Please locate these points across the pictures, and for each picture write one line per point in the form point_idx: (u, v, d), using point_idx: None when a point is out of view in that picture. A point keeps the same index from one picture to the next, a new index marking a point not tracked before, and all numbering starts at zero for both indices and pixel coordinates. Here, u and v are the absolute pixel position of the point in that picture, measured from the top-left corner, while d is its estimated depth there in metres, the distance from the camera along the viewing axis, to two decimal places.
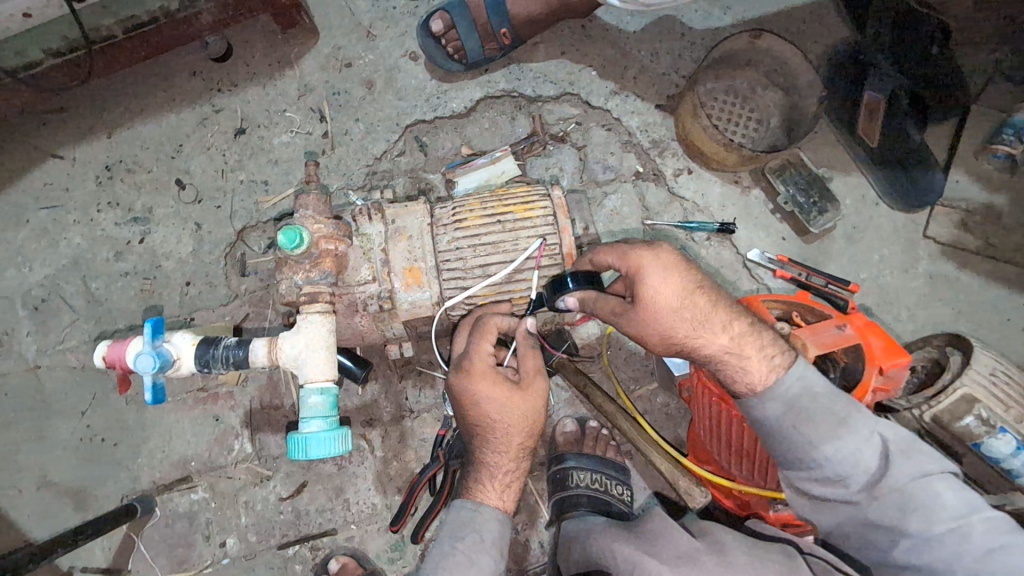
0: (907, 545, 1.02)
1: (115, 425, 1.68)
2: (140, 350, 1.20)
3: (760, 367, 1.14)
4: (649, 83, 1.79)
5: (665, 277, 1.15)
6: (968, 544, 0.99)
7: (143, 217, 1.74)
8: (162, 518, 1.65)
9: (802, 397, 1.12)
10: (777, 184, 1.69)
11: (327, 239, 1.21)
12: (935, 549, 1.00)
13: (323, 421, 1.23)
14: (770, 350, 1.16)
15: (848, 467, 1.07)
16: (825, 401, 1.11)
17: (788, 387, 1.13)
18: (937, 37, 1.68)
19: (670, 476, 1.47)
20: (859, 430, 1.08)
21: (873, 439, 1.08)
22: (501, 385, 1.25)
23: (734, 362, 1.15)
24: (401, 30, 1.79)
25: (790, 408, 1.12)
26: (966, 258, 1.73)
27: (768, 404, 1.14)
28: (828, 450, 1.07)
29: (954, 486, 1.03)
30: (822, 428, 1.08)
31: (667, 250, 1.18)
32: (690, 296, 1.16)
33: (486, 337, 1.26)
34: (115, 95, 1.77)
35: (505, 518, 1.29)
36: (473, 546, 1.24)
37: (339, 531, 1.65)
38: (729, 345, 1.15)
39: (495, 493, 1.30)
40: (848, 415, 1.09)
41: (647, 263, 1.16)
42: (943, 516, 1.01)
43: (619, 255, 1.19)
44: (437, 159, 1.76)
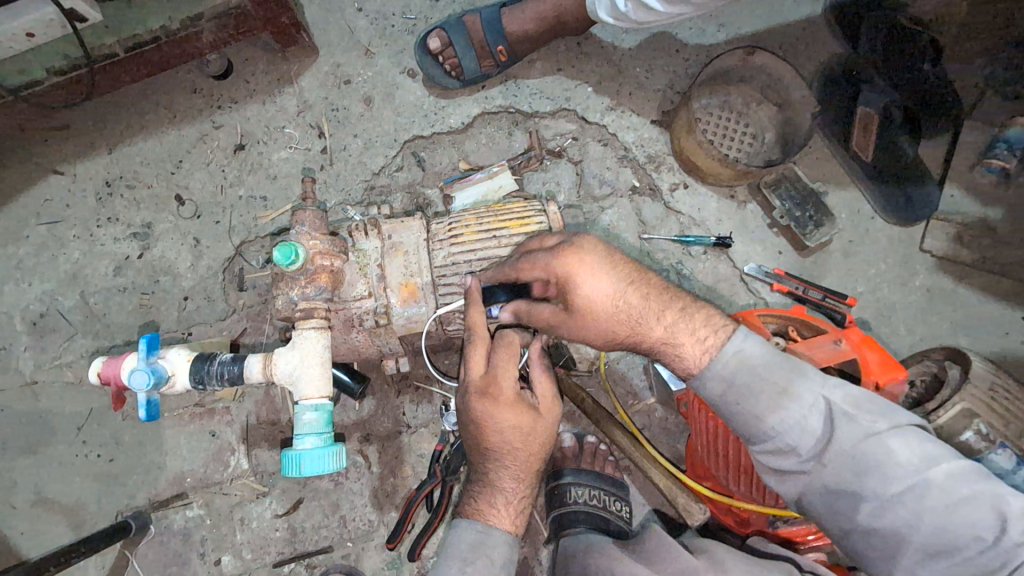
0: (868, 508, 0.98)
1: (111, 441, 1.67)
2: (135, 367, 1.20)
3: (694, 351, 1.15)
4: (645, 99, 1.80)
5: (597, 280, 1.16)
6: (925, 501, 0.94)
7: (142, 232, 1.75)
8: (157, 536, 1.64)
9: (739, 371, 1.11)
10: (773, 198, 1.71)
11: (323, 254, 1.21)
12: (893, 509, 0.96)
13: (317, 437, 1.22)
14: (702, 331, 1.16)
15: (797, 434, 1.05)
16: (762, 373, 1.09)
17: (723, 365, 1.12)
18: (928, 52, 1.75)
19: (669, 491, 1.48)
20: (802, 397, 1.06)
21: (817, 403, 1.05)
22: (524, 411, 1.25)
23: (671, 352, 1.17)
24: (399, 47, 1.82)
25: (730, 385, 1.11)
26: (962, 271, 1.73)
27: (709, 383, 1.14)
28: (773, 421, 1.06)
29: (907, 440, 0.98)
30: (763, 401, 1.07)
31: (588, 249, 1.18)
32: (621, 298, 1.17)
33: (511, 359, 1.25)
34: (117, 112, 1.79)
35: (515, 541, 1.27)
36: (485, 568, 1.21)
37: (335, 548, 1.64)
38: (665, 335, 1.17)
39: (506, 515, 1.28)
40: (791, 383, 1.07)
41: (574, 261, 1.16)
42: (897, 474, 0.96)
43: (542, 266, 1.18)
44: (435, 175, 1.77)
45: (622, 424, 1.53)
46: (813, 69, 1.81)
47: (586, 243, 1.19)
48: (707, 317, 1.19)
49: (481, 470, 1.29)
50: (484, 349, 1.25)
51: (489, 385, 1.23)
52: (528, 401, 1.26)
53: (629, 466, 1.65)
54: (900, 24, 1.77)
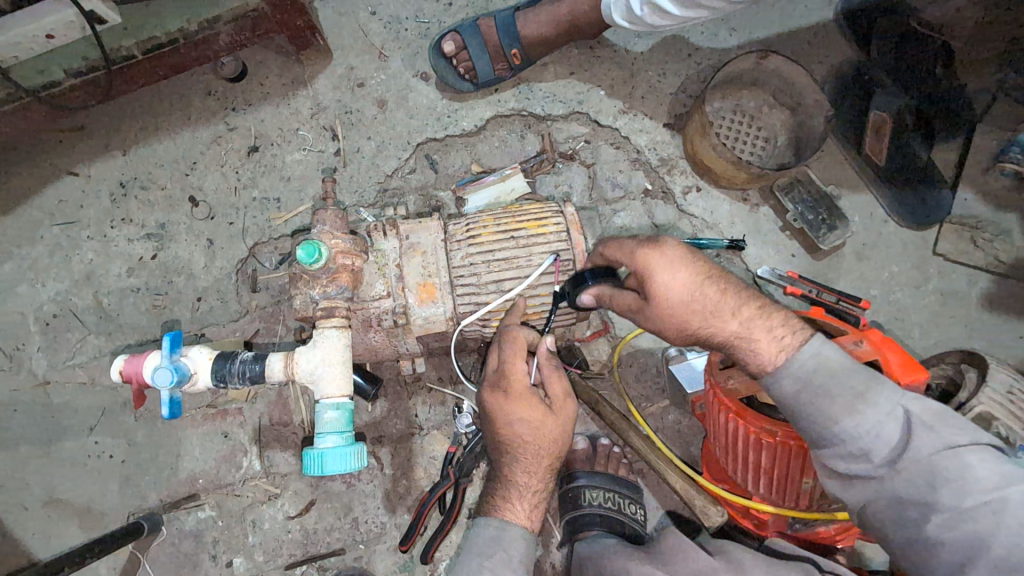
0: (939, 521, 0.98)
1: (123, 442, 1.67)
2: (159, 364, 1.20)
3: (769, 348, 1.14)
4: (658, 102, 1.81)
5: (670, 273, 1.17)
6: (1005, 518, 0.93)
7: (156, 233, 1.75)
8: (169, 537, 1.63)
9: (816, 372, 1.10)
10: (786, 201, 1.71)
11: (344, 254, 1.21)
12: (968, 523, 0.95)
13: (338, 436, 1.22)
14: (779, 329, 1.15)
15: (870, 440, 1.05)
16: (841, 379, 1.09)
17: (800, 364, 1.11)
18: (940, 58, 1.76)
19: (684, 494, 1.44)
20: (879, 404, 1.06)
21: (894, 411, 1.05)
22: (536, 405, 1.27)
23: (744, 347, 1.16)
24: (412, 51, 1.83)
25: (805, 385, 1.11)
26: (976, 275, 1.73)
27: (783, 381, 1.13)
28: (848, 423, 1.06)
29: (989, 458, 0.98)
30: (839, 403, 1.07)
31: (669, 245, 1.18)
32: (699, 287, 1.17)
33: (517, 353, 1.27)
34: (132, 114, 1.80)
35: (532, 537, 1.27)
36: (502, 564, 1.21)
37: (347, 550, 1.64)
38: (739, 330, 1.17)
39: (524, 512, 1.28)
40: (869, 390, 1.07)
41: (654, 257, 1.18)
42: (975, 489, 0.96)
43: (627, 253, 1.21)
44: (448, 177, 1.78)
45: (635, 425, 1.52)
46: (824, 73, 1.81)
47: (671, 240, 1.19)
48: (783, 318, 1.17)
49: (499, 467, 1.32)
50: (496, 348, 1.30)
51: (500, 378, 1.28)
52: (541, 397, 1.28)
53: (643, 469, 1.65)
54: (911, 27, 1.78)
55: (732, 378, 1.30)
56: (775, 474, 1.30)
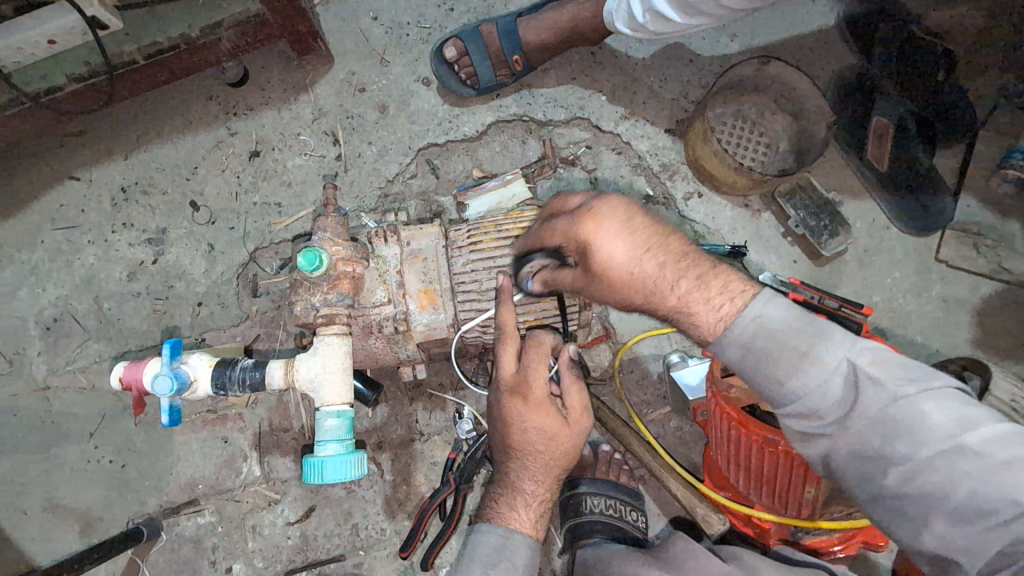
0: (898, 474, 0.92)
1: (123, 447, 1.66)
2: (158, 372, 1.19)
3: (708, 318, 1.07)
4: (660, 108, 1.81)
5: (609, 247, 1.06)
6: (962, 466, 0.88)
7: (157, 238, 1.75)
8: (169, 543, 1.63)
9: (757, 338, 1.03)
10: (788, 207, 1.71)
11: (344, 261, 1.21)
12: (925, 475, 0.90)
13: (339, 444, 1.22)
14: (717, 297, 1.08)
15: (819, 396, 0.99)
16: (781, 339, 1.01)
17: (741, 331, 1.04)
18: (943, 64, 1.75)
19: (687, 502, 1.44)
20: (825, 362, 0.99)
21: (841, 366, 0.99)
22: (551, 415, 1.25)
23: (683, 320, 1.10)
24: (413, 56, 1.83)
25: (747, 351, 1.04)
26: (978, 281, 1.73)
27: (726, 349, 1.06)
28: (795, 384, 1.00)
29: (943, 403, 0.91)
30: (783, 366, 1.00)
31: (607, 214, 1.07)
32: (638, 259, 1.07)
33: (540, 361, 1.24)
34: (133, 119, 1.80)
35: (537, 544, 1.27)
36: (508, 572, 1.21)
37: (347, 556, 1.63)
38: (677, 305, 1.09)
39: (529, 521, 1.27)
40: (814, 347, 1.00)
41: (593, 227, 1.06)
42: (931, 440, 0.90)
43: (562, 232, 1.11)
44: (448, 182, 1.78)
45: (636, 432, 1.53)
46: (826, 79, 1.81)
47: (606, 206, 1.08)
48: (723, 283, 1.09)
49: (505, 473, 1.32)
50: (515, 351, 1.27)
51: (520, 385, 1.25)
52: (556, 407, 1.26)
53: (644, 476, 1.65)
54: (914, 33, 1.77)
55: (734, 387, 1.30)
56: (778, 486, 1.30)
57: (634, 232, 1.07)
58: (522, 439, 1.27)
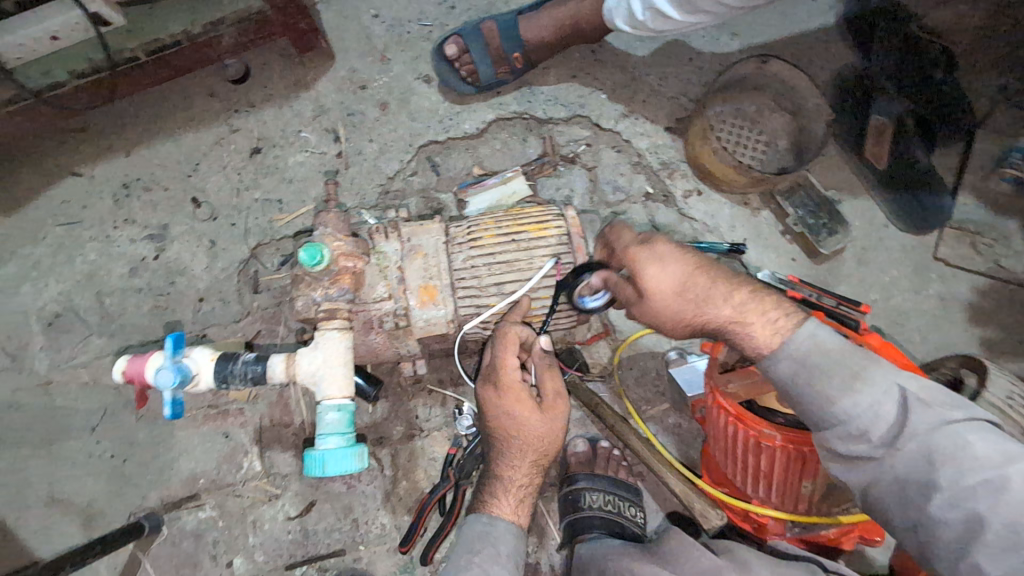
0: (941, 500, 0.95)
1: (125, 441, 1.67)
2: (161, 365, 1.20)
3: (764, 333, 1.18)
4: (659, 106, 1.81)
5: (660, 268, 1.24)
6: (1006, 497, 0.91)
7: (159, 234, 1.76)
8: (170, 537, 1.64)
9: (813, 353, 1.12)
10: (787, 205, 1.71)
11: (347, 256, 1.21)
12: (969, 502, 0.93)
13: (340, 437, 1.23)
14: (773, 313, 1.19)
15: (867, 419, 1.05)
16: (836, 358, 1.10)
17: (798, 345, 1.14)
18: (942, 61, 1.73)
19: (685, 498, 1.43)
20: (875, 383, 1.06)
21: (891, 389, 1.05)
22: (523, 401, 1.27)
23: (739, 331, 1.21)
24: (414, 53, 1.83)
25: (802, 365, 1.12)
26: (976, 280, 1.74)
27: (781, 363, 1.15)
28: (845, 403, 1.06)
29: (987, 436, 0.96)
30: (836, 382, 1.08)
31: (658, 243, 1.26)
32: (688, 278, 1.24)
33: (508, 350, 1.26)
34: (135, 115, 1.80)
35: (520, 531, 1.29)
36: (492, 559, 1.22)
37: (347, 551, 1.64)
38: (732, 315, 1.21)
39: (510, 508, 1.30)
40: (866, 368, 1.08)
41: (643, 255, 1.25)
42: (975, 467, 0.94)
43: (613, 254, 1.29)
44: (449, 179, 1.78)
45: (635, 427, 1.53)
46: (825, 79, 1.82)
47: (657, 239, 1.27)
48: (777, 302, 1.21)
49: (490, 463, 1.34)
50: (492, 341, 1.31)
51: (491, 373, 1.29)
52: (530, 393, 1.28)
53: (643, 472, 1.66)
54: (913, 34, 1.74)
55: (732, 382, 1.33)
56: (775, 479, 1.31)
57: (683, 257, 1.26)
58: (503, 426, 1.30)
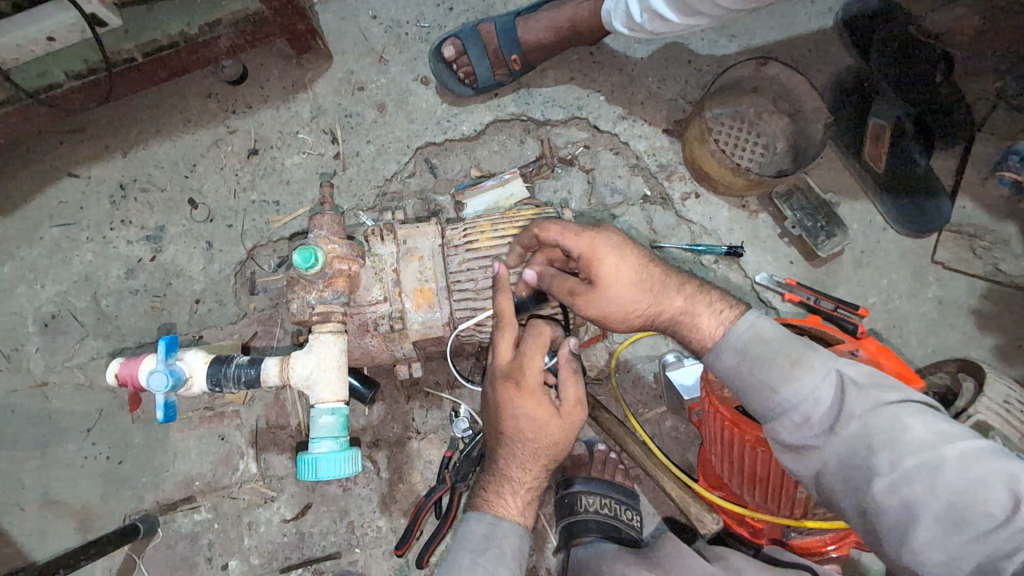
0: (881, 483, 0.95)
1: (120, 443, 1.67)
2: (154, 368, 1.20)
3: (711, 323, 1.21)
4: (657, 108, 1.81)
5: (616, 256, 1.20)
6: (942, 477, 0.91)
7: (156, 235, 1.76)
8: (165, 539, 1.63)
9: (753, 344, 1.14)
10: (785, 208, 1.71)
11: (341, 259, 1.21)
12: (907, 484, 0.93)
13: (333, 441, 1.22)
14: (718, 305, 1.23)
15: (808, 406, 1.06)
16: (776, 347, 1.12)
17: (738, 337, 1.16)
18: (940, 66, 1.76)
19: (680, 501, 1.44)
20: (814, 370, 1.08)
21: (830, 375, 1.07)
22: (544, 403, 1.25)
23: (688, 321, 1.23)
24: (412, 55, 1.83)
25: (744, 357, 1.14)
26: (975, 283, 1.73)
27: (723, 355, 1.17)
28: (788, 391, 1.07)
29: (926, 418, 0.97)
30: (776, 371, 1.09)
31: (610, 232, 1.23)
32: (644, 268, 1.23)
33: (537, 349, 1.23)
34: (132, 116, 1.80)
35: (525, 532, 1.26)
36: (495, 560, 1.20)
37: (343, 554, 1.63)
38: (683, 305, 1.23)
39: (516, 507, 1.27)
40: (804, 356, 1.09)
41: (594, 240, 1.20)
42: (912, 450, 0.94)
43: (571, 235, 1.20)
44: (446, 181, 1.78)
45: (633, 432, 1.53)
46: (824, 80, 1.80)
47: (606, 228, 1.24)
48: (719, 297, 1.26)
49: (495, 460, 1.31)
50: (511, 339, 1.26)
51: (513, 371, 1.24)
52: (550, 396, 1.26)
53: (639, 475, 1.66)
54: (911, 36, 1.78)
55: (727, 387, 1.32)
56: (771, 484, 1.30)
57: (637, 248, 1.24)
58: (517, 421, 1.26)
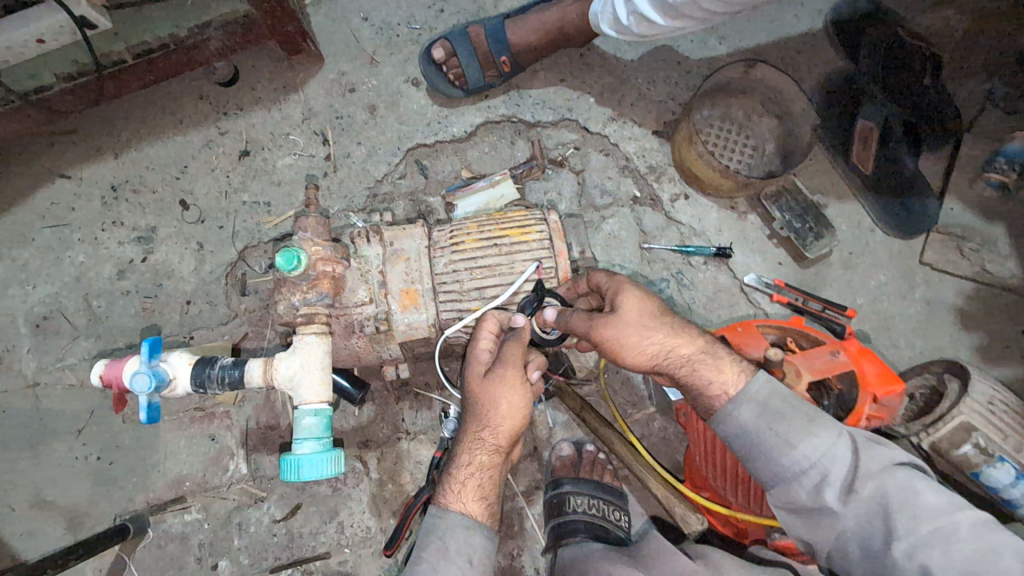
0: (901, 548, 0.94)
1: (111, 443, 1.68)
2: (138, 369, 1.20)
3: (732, 370, 1.18)
4: (648, 110, 1.82)
5: (641, 291, 1.24)
6: (958, 545, 0.92)
7: (147, 236, 1.76)
8: (155, 539, 1.64)
9: (771, 398, 1.13)
10: (773, 210, 1.72)
11: (325, 261, 1.21)
12: (927, 549, 0.92)
13: (315, 442, 1.23)
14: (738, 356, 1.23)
15: (825, 464, 1.04)
16: (792, 403, 1.12)
17: (757, 389, 1.14)
18: (929, 68, 1.77)
19: (666, 502, 1.48)
20: (830, 427, 1.07)
21: (845, 435, 1.07)
22: (484, 382, 1.25)
23: (708, 360, 1.20)
24: (404, 56, 1.84)
25: (762, 410, 1.12)
26: (963, 285, 1.74)
27: (742, 409, 1.14)
28: (805, 448, 1.06)
29: (936, 485, 0.98)
30: (795, 425, 1.08)
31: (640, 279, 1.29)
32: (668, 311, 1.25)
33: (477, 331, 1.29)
34: (123, 117, 1.81)
35: (472, 523, 1.22)
36: (438, 552, 1.19)
37: (332, 554, 1.64)
38: (704, 348, 1.22)
39: (455, 496, 1.25)
40: (819, 415, 1.10)
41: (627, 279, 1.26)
42: (928, 514, 0.95)
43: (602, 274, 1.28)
44: (437, 183, 1.79)
45: (620, 433, 1.54)
46: (813, 82, 1.81)
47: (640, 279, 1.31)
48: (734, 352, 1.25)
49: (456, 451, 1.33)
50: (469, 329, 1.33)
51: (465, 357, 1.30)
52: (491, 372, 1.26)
53: (628, 476, 1.66)
54: (901, 38, 1.78)
55: None
56: (753, 483, 1.31)
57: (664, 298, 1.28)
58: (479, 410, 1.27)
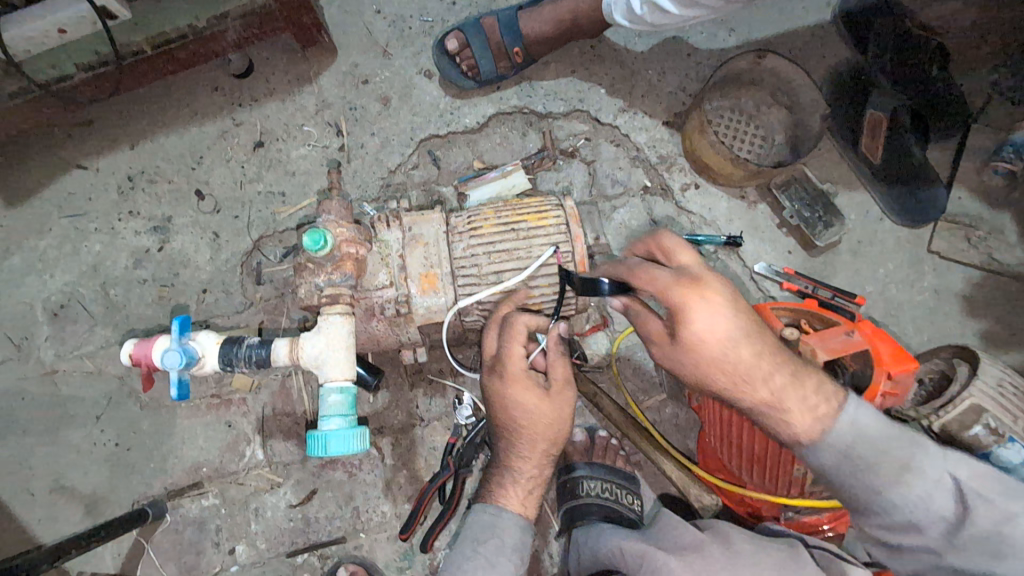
0: None
1: (129, 430, 1.70)
2: (168, 347, 1.23)
3: (804, 417, 1.13)
4: (658, 101, 1.84)
5: (711, 317, 1.08)
6: None
7: (163, 226, 1.78)
8: (173, 524, 1.66)
9: (856, 443, 1.12)
10: (783, 199, 1.74)
11: (349, 242, 1.23)
12: None
13: (342, 419, 1.26)
14: (813, 394, 1.13)
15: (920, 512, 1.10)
16: (881, 447, 1.11)
17: (840, 435, 1.12)
18: (936, 59, 1.78)
19: (681, 484, 1.50)
20: (926, 474, 1.10)
21: (942, 479, 1.10)
22: (531, 389, 1.27)
23: (776, 408, 1.13)
24: (416, 48, 1.86)
25: (847, 455, 1.12)
26: (970, 273, 1.76)
27: (824, 453, 1.13)
28: (899, 497, 1.10)
29: None
30: (888, 477, 1.10)
31: (712, 286, 1.10)
32: (738, 335, 1.09)
33: (514, 338, 1.26)
34: (138, 108, 1.83)
35: (527, 524, 1.31)
36: (495, 550, 1.27)
37: (348, 539, 1.66)
38: (771, 394, 1.13)
39: (514, 499, 1.31)
40: (914, 459, 1.10)
41: (693, 298, 1.09)
42: None
43: (661, 288, 1.11)
44: (449, 173, 1.81)
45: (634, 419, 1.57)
46: (821, 73, 1.83)
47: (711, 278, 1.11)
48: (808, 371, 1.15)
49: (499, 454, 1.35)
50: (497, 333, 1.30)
51: (496, 364, 1.28)
52: (537, 380, 1.28)
53: (640, 461, 1.68)
54: (906, 28, 1.79)
55: None
56: (766, 465, 1.33)
57: (733, 302, 1.10)
58: (533, 427, 1.29)
